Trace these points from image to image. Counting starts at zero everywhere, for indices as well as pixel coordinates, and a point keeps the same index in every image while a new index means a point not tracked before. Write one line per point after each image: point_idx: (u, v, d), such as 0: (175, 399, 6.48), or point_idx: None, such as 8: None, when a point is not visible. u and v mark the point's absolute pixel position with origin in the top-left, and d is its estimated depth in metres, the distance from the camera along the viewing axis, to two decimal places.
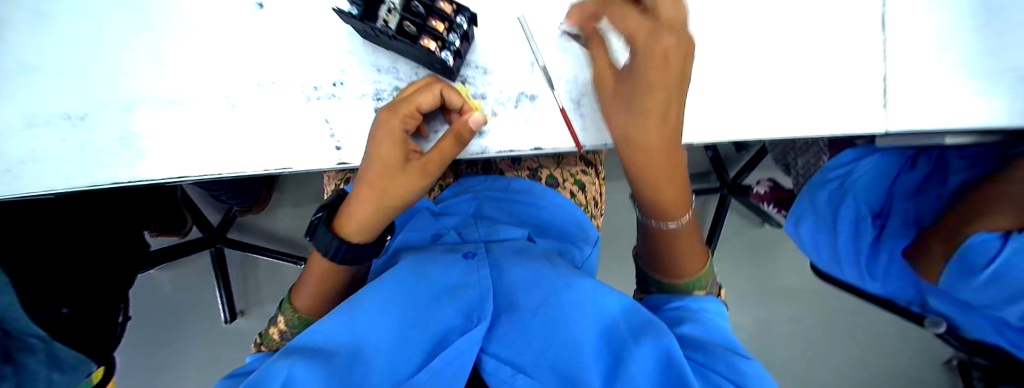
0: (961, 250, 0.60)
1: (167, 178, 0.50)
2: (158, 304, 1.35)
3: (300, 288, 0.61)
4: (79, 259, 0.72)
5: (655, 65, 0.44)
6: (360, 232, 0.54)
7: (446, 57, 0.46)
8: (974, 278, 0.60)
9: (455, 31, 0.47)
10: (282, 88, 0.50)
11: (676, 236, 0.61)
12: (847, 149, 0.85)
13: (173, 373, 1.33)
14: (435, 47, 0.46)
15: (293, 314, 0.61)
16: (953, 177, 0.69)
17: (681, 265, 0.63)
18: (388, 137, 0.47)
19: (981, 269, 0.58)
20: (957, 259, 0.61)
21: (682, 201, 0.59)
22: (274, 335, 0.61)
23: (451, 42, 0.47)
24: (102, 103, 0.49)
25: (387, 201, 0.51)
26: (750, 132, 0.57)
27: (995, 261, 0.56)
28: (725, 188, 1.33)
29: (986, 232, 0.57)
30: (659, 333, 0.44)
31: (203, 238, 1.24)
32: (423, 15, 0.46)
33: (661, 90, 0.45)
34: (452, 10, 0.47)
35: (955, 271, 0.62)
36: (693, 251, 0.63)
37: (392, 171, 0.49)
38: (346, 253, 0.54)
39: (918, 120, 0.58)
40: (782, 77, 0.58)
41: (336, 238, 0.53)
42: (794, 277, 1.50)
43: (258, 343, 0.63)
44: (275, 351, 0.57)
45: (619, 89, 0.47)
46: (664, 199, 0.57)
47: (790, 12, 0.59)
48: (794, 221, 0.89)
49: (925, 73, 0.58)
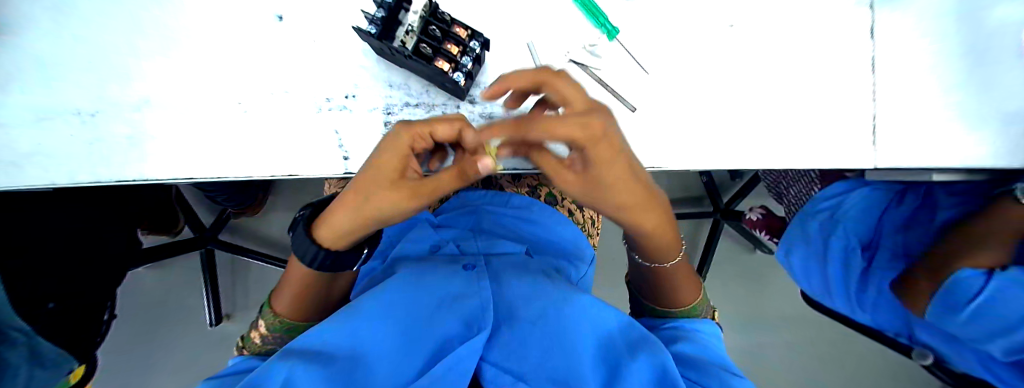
0: (947, 286, 0.62)
1: (172, 179, 0.50)
2: (141, 303, 1.32)
3: (282, 291, 0.56)
4: (71, 253, 0.71)
5: (605, 151, 0.40)
6: (333, 239, 0.49)
7: (458, 77, 0.47)
8: (957, 315, 0.61)
9: (468, 54, 0.49)
10: (295, 97, 0.52)
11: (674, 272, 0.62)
12: (836, 181, 0.88)
13: (154, 374, 1.30)
14: (448, 69, 0.48)
15: (274, 318, 0.56)
16: (941, 213, 0.72)
17: (676, 296, 0.64)
18: (394, 149, 0.45)
19: (965, 306, 0.60)
20: (942, 296, 0.63)
21: (675, 242, 0.59)
22: (254, 340, 0.56)
23: (464, 64, 0.48)
24: (114, 101, 0.50)
25: (369, 216, 0.46)
26: (748, 162, 0.59)
27: (977, 299, 0.59)
28: (718, 213, 1.35)
29: (970, 268, 0.60)
30: (654, 350, 0.48)
31: (194, 239, 1.22)
32: (438, 38, 0.49)
33: (621, 164, 0.42)
34: (466, 36, 0.50)
35: (937, 309, 0.64)
36: (688, 282, 0.64)
37: (386, 183, 0.45)
38: (323, 263, 0.51)
39: (901, 158, 0.61)
40: (779, 110, 0.60)
41: (313, 247, 0.50)
42: (784, 304, 1.51)
43: (240, 347, 0.57)
44: (258, 357, 0.53)
45: (581, 175, 0.45)
46: (659, 240, 0.56)
47: (791, 48, 0.60)
48: (784, 253, 0.90)
49: (906, 114, 0.61)
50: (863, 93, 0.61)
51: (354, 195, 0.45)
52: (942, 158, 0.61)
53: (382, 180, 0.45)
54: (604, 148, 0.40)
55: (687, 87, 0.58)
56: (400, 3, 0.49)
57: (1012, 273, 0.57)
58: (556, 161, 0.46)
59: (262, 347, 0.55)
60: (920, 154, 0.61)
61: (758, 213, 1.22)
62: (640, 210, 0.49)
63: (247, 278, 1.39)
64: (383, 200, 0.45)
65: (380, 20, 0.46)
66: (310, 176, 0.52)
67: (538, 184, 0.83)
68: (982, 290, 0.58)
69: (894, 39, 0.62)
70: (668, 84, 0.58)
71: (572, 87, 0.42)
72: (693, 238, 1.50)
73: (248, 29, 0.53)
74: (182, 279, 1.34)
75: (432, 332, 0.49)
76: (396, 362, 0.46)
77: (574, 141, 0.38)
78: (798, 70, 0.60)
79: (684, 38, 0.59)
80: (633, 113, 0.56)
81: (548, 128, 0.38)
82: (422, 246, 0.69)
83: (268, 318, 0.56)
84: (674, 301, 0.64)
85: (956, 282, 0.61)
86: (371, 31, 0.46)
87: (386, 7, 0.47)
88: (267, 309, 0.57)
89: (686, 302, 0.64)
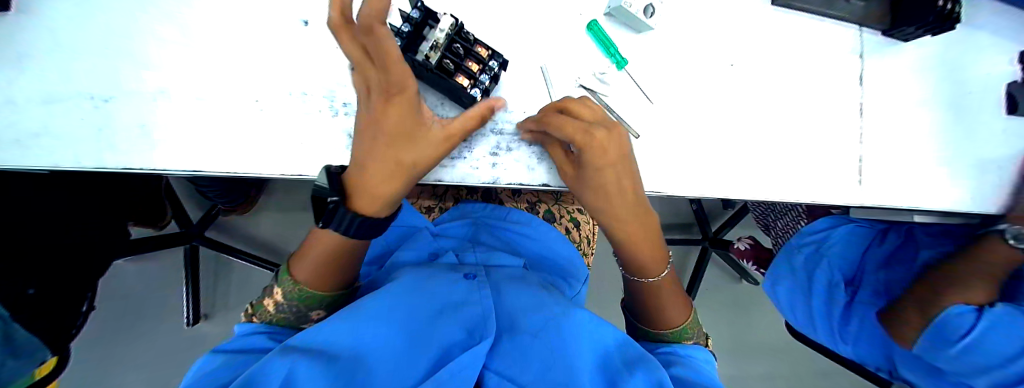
0: (937, 322, 0.64)
1: (181, 170, 0.51)
2: (119, 298, 1.27)
3: (304, 258, 0.54)
4: (58, 239, 0.70)
5: (600, 155, 0.48)
6: (375, 204, 0.50)
7: (475, 94, 0.50)
8: (947, 349, 0.63)
9: (487, 72, 0.51)
10: (311, 100, 0.55)
11: (660, 287, 0.64)
12: (819, 218, 0.92)
13: (122, 373, 1.25)
14: (467, 84, 0.50)
15: (293, 286, 0.53)
16: (923, 252, 0.76)
17: (666, 317, 0.65)
18: (408, 106, 0.44)
19: (958, 341, 0.62)
20: (931, 331, 0.65)
21: (663, 259, 0.63)
22: (268, 307, 0.54)
23: (482, 81, 0.51)
24: (130, 89, 0.51)
25: (401, 172, 0.48)
26: (744, 193, 0.61)
27: (970, 335, 0.61)
28: (706, 241, 1.37)
29: (960, 305, 0.63)
30: (650, 368, 0.50)
31: (181, 233, 1.20)
32: (461, 56, 0.50)
33: (616, 164, 0.49)
34: (487, 56, 0.51)
35: (927, 343, 0.66)
36: (677, 303, 0.66)
37: (409, 141, 0.47)
38: (360, 228, 0.51)
39: (880, 197, 0.64)
40: (773, 145, 0.62)
41: (358, 218, 0.50)
42: (765, 335, 1.54)
43: (248, 314, 0.56)
44: (263, 332, 0.51)
45: (578, 172, 0.52)
46: (646, 253, 0.60)
47: (784, 86, 0.64)
48: (770, 284, 0.91)
49: (888, 157, 0.65)
50: (852, 134, 0.65)
51: (389, 163, 0.47)
52: (919, 201, 0.65)
53: (415, 135, 0.47)
54: (600, 153, 0.47)
55: (689, 117, 0.61)
56: (426, 20, 0.50)
57: (997, 311, 0.61)
58: (563, 157, 0.54)
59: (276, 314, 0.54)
60: (900, 195, 0.65)
61: (746, 244, 1.25)
62: (634, 213, 0.55)
63: (230, 277, 1.36)
64: (424, 152, 0.48)
65: (406, 35, 0.48)
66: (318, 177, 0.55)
67: (537, 200, 0.84)
68: (974, 326, 0.61)
69: (882, 86, 0.66)
70: (672, 113, 0.60)
71: (581, 105, 0.49)
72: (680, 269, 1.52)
73: (271, 30, 0.54)
74: (166, 273, 1.31)
75: (433, 339, 0.50)
76: (398, 365, 0.46)
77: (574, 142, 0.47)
78: (792, 108, 0.64)
79: (690, 69, 0.62)
80: (635, 140, 0.58)
81: (557, 127, 0.48)
82: (421, 253, 0.70)
83: (286, 284, 0.53)
84: (663, 322, 0.64)
85: (948, 317, 0.63)
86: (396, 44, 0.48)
87: (411, 23, 0.49)
88: (286, 276, 0.54)
89: (674, 324, 0.65)
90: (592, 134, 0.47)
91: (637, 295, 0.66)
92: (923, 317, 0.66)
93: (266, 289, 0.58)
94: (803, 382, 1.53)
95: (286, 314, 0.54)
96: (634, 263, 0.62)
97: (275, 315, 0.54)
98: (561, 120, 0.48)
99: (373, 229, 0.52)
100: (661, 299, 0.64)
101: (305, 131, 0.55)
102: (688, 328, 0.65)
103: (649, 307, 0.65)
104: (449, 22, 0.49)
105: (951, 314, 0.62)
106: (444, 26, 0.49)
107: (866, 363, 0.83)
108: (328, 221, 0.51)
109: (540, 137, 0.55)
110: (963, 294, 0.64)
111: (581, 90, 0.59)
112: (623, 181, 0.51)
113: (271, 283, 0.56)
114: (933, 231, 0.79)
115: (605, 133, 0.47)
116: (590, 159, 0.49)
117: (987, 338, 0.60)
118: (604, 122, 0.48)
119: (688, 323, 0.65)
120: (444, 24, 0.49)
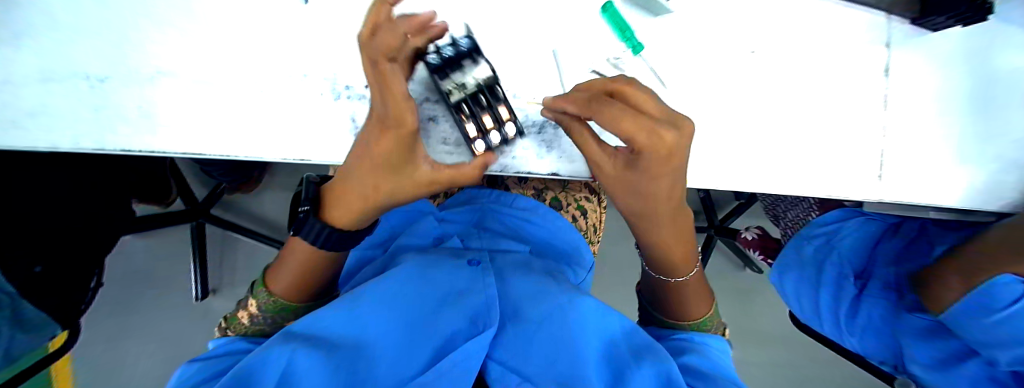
0: (980, 290, 0.58)
1: (182, 153, 0.51)
2: (130, 273, 1.29)
3: (279, 271, 0.56)
4: (62, 216, 0.70)
5: (659, 160, 0.40)
6: (346, 221, 0.51)
7: (477, 146, 0.49)
8: (985, 317, 0.59)
9: (501, 131, 0.49)
10: (312, 82, 0.53)
11: (686, 284, 0.63)
12: (833, 210, 0.88)
13: (133, 345, 1.29)
14: (473, 134, 0.49)
15: (267, 298, 0.56)
16: (938, 246, 0.74)
17: (688, 310, 0.65)
18: (396, 148, 0.40)
19: (999, 312, 0.57)
20: (970, 297, 0.60)
21: (691, 259, 0.62)
22: (242, 320, 0.56)
23: (490, 138, 0.49)
24: (127, 69, 0.49)
25: (377, 199, 0.47)
26: (760, 186, 0.60)
27: (1013, 307, 0.56)
28: (712, 228, 1.36)
29: (1010, 275, 0.56)
30: (658, 358, 0.49)
31: (187, 211, 1.20)
32: (481, 106, 0.47)
33: (670, 174, 0.43)
34: (506, 118, 0.48)
35: (966, 307, 0.61)
36: (701, 297, 0.65)
37: (391, 175, 0.44)
38: (329, 241, 0.52)
39: (897, 192, 0.62)
40: (791, 136, 0.60)
41: (328, 229, 0.50)
42: (768, 323, 1.54)
43: (224, 327, 0.58)
44: (242, 338, 0.53)
45: (621, 173, 0.46)
46: (674, 256, 0.59)
47: (805, 74, 0.61)
48: (777, 275, 0.90)
49: (910, 151, 0.63)
50: (873, 127, 0.62)
51: (366, 186, 0.46)
52: (938, 199, 0.63)
53: (399, 174, 0.44)
54: (661, 157, 0.40)
55: (706, 106, 0.58)
56: (471, 51, 0.47)
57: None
58: (600, 149, 0.46)
59: (249, 327, 0.56)
60: (919, 191, 0.63)
61: (753, 234, 1.23)
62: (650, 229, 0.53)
63: (236, 254, 1.37)
64: (408, 189, 0.46)
65: (443, 58, 0.46)
66: (320, 162, 0.54)
67: (543, 187, 0.83)
68: (1018, 299, 0.56)
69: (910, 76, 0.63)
70: (688, 101, 0.58)
71: (643, 96, 0.40)
72: None
73: (270, 7, 0.52)
74: (172, 250, 1.32)
75: (436, 326, 0.50)
76: (399, 355, 0.46)
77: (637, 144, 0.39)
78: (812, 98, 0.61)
79: (708, 55, 0.59)
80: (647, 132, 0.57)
81: (616, 118, 0.39)
82: (426, 238, 0.70)
83: (261, 296, 0.56)
84: (686, 314, 0.65)
85: (992, 286, 0.57)
86: (429, 62, 0.46)
87: (454, 50, 0.47)
88: (261, 287, 0.56)
89: (695, 314, 0.65)
90: (659, 136, 0.38)
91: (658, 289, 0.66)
92: (967, 284, 0.61)
93: (241, 302, 0.60)
94: (804, 370, 1.53)
95: (262, 325, 0.56)
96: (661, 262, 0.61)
97: (248, 328, 0.56)
98: (620, 112, 0.39)
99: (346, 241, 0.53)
100: (690, 293, 0.64)
101: (307, 115, 0.53)
102: (706, 321, 0.65)
103: (665, 300, 0.66)
104: (484, 73, 0.47)
105: (996, 284, 0.56)
106: (479, 75, 0.47)
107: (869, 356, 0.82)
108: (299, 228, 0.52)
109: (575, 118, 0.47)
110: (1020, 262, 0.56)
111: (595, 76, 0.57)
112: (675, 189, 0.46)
113: (247, 295, 0.58)
114: (947, 225, 0.77)
115: (676, 137, 0.39)
116: (645, 163, 0.42)
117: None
118: (676, 122, 0.39)
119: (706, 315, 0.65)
120: (479, 72, 0.47)
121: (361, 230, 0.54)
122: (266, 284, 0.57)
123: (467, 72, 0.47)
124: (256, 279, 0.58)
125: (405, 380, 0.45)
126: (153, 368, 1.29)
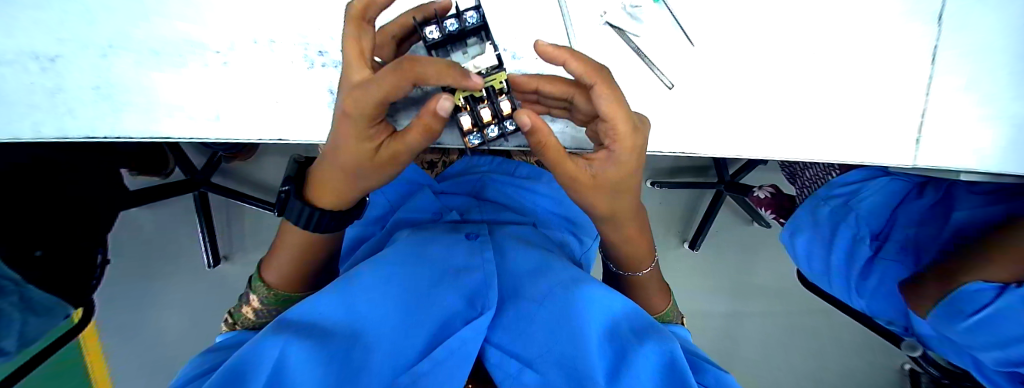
0: (956, 294, 0.59)
1: (148, 138, 0.47)
2: (140, 249, 1.32)
3: (272, 263, 0.56)
4: (47, 194, 0.67)
5: (630, 158, 0.42)
6: (336, 201, 0.47)
7: (472, 141, 0.45)
8: (955, 322, 0.59)
9: (499, 125, 0.45)
10: (281, 49, 0.47)
11: (641, 281, 0.68)
12: (855, 168, 0.85)
13: (153, 312, 1.33)
14: (468, 127, 0.44)
15: (268, 291, 0.55)
16: (959, 212, 0.69)
17: (649, 303, 0.69)
18: (352, 133, 0.37)
19: (967, 317, 0.57)
20: (946, 304, 0.60)
21: (651, 254, 0.66)
22: (247, 315, 0.54)
23: (489, 133, 0.45)
24: (74, 45, 0.45)
25: (353, 184, 0.44)
26: (773, 149, 0.56)
27: (981, 312, 0.56)
28: (723, 184, 1.33)
29: (982, 281, 0.56)
30: (660, 339, 0.46)
31: (186, 181, 1.17)
32: (480, 100, 0.43)
33: (635, 168, 0.44)
34: (507, 114, 0.44)
35: (939, 313, 0.61)
36: (661, 291, 0.70)
37: (370, 164, 0.40)
38: (323, 226, 0.49)
39: (932, 152, 0.57)
40: (808, 94, 0.56)
41: (309, 208, 0.47)
42: (774, 275, 1.54)
43: (229, 322, 0.56)
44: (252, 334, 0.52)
45: (597, 179, 0.43)
46: (637, 252, 0.62)
47: (830, 21, 0.55)
48: (788, 235, 0.89)
49: (951, 107, 0.57)
50: (908, 80, 0.56)
51: (344, 171, 0.42)
52: (984, 158, 0.58)
53: (358, 161, 0.40)
54: (631, 157, 0.42)
55: (713, 62, 0.55)
56: (479, 30, 0.41)
57: None
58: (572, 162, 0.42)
59: (257, 321, 0.54)
60: (959, 149, 0.57)
61: (766, 192, 1.17)
62: (621, 216, 0.52)
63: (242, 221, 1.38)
64: (371, 177, 0.43)
65: (444, 34, 0.40)
66: (299, 142, 0.49)
67: None
68: (989, 304, 0.55)
69: (958, 20, 0.56)
70: (695, 60, 0.54)
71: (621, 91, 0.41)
72: (689, 211, 1.53)
73: None
74: (178, 220, 1.34)
75: (432, 309, 0.47)
76: (396, 344, 0.43)
77: (618, 136, 0.40)
78: (836, 48, 0.56)
79: (719, 5, 0.54)
80: (668, 90, 0.54)
81: (603, 107, 0.39)
82: (425, 213, 0.67)
83: (262, 291, 0.55)
84: (651, 308, 0.69)
85: (963, 293, 0.57)
86: (427, 38, 0.40)
87: (458, 24, 0.40)
88: (260, 283, 0.56)
89: (656, 311, 0.69)
90: (636, 134, 0.42)
91: (629, 289, 0.70)
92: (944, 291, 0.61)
93: (242, 299, 0.58)
94: (813, 320, 1.53)
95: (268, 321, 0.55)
96: (624, 261, 0.64)
97: (256, 322, 0.54)
98: (613, 98, 0.39)
99: (339, 219, 0.49)
100: (642, 292, 0.69)
101: (280, 87, 0.48)
102: (670, 311, 0.69)
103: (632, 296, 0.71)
104: (487, 61, 0.41)
105: (966, 291, 0.57)
106: (482, 62, 0.41)
107: (877, 317, 0.81)
108: (284, 209, 0.49)
109: (541, 131, 0.38)
110: (993, 270, 0.56)
111: (608, 28, 0.53)
112: (634, 180, 0.46)
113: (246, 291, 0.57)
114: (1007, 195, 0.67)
115: (641, 140, 0.42)
116: (619, 159, 0.42)
117: (1002, 318, 0.55)
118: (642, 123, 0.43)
119: (670, 306, 0.70)
120: (482, 59, 0.41)
121: (343, 210, 0.49)
122: (262, 278, 0.56)
123: (469, 53, 0.42)
124: (254, 274, 0.57)
125: (404, 367, 0.42)
126: (178, 337, 1.33)
